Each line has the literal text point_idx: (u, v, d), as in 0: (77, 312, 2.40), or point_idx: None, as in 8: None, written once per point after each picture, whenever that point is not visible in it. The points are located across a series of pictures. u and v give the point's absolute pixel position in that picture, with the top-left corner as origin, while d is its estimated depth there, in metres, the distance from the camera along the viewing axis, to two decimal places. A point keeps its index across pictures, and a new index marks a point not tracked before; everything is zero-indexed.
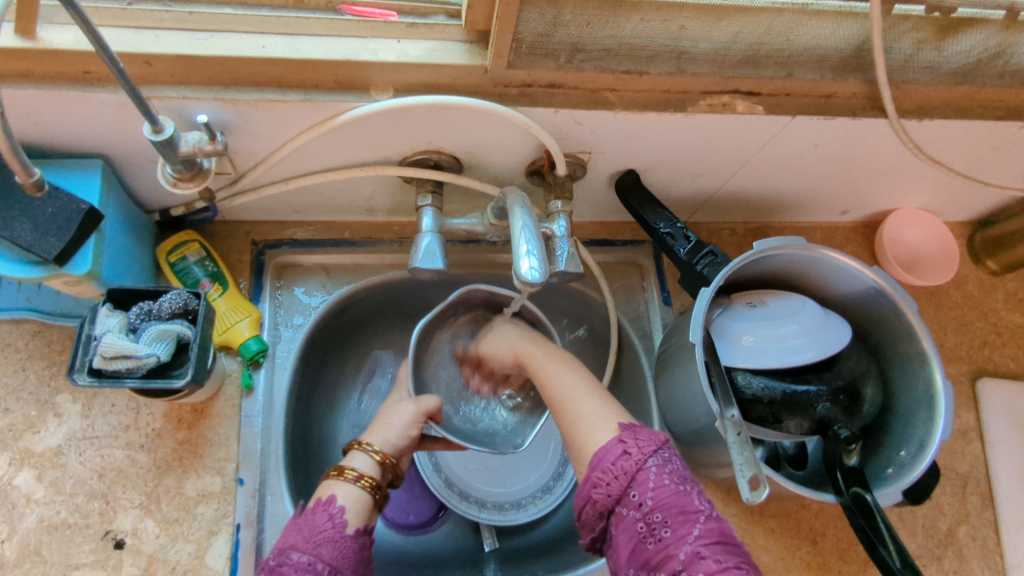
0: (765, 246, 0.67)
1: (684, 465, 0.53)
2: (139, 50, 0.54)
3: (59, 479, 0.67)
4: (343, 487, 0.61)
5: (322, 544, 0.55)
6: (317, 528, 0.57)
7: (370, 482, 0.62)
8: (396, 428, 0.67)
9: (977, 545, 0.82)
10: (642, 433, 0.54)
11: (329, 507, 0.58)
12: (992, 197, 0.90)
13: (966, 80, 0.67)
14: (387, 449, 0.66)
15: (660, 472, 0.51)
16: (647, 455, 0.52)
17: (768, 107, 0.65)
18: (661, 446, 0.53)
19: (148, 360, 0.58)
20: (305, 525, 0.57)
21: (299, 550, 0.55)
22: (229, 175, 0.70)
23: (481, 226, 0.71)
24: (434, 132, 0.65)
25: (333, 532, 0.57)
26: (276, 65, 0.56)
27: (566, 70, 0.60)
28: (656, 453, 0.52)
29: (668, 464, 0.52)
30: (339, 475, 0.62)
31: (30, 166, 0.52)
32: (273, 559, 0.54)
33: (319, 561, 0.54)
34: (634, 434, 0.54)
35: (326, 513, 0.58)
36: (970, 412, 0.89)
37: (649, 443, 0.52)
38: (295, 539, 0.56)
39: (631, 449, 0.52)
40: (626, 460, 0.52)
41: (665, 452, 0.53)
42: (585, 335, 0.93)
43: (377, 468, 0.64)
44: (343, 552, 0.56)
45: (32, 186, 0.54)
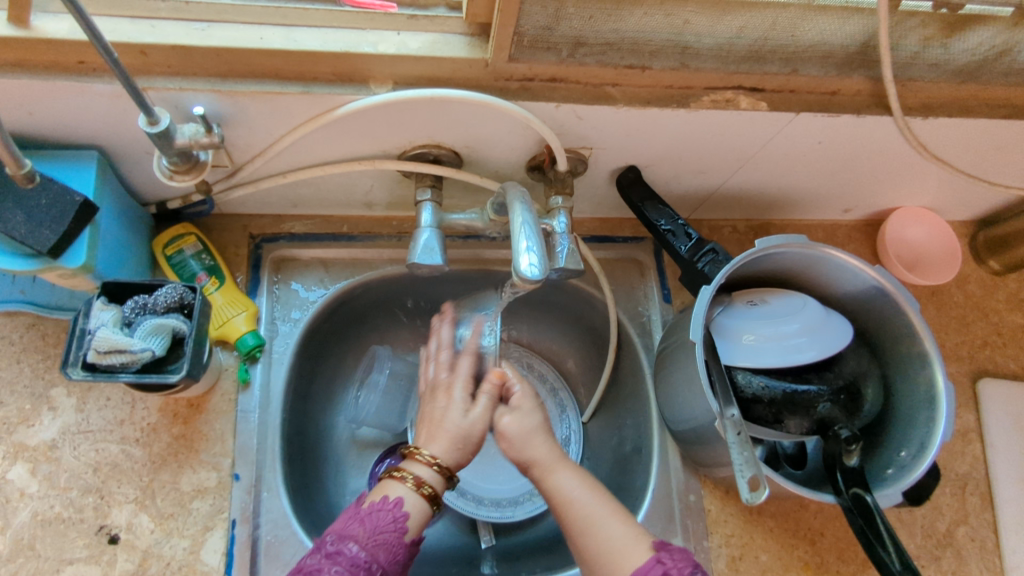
0: (767, 244, 0.66)
1: None
2: (135, 40, 0.53)
3: (54, 473, 0.67)
4: (410, 495, 0.57)
5: (380, 546, 0.53)
6: (380, 527, 0.54)
7: (432, 492, 0.58)
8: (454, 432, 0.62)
9: (975, 546, 0.82)
10: (677, 553, 0.52)
11: (397, 510, 0.55)
12: (996, 196, 0.90)
13: (971, 78, 0.66)
14: (450, 454, 0.61)
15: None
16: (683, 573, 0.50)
17: (772, 103, 0.64)
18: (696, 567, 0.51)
19: (143, 355, 0.57)
20: (370, 519, 0.55)
21: (358, 542, 0.53)
22: (226, 168, 0.69)
23: (481, 221, 0.71)
24: (433, 125, 0.64)
25: (394, 537, 0.54)
26: (275, 56, 0.55)
27: (568, 64, 0.59)
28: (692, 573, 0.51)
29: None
30: (399, 478, 0.58)
31: (20, 156, 0.53)
32: (331, 544, 0.52)
33: (373, 561, 0.52)
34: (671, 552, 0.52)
35: (391, 515, 0.55)
36: (970, 412, 0.88)
37: (686, 563, 0.51)
38: (357, 530, 0.54)
39: (666, 567, 0.51)
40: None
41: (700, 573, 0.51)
42: (584, 333, 0.93)
43: (439, 479, 0.59)
44: (395, 559, 0.54)
45: (22, 178, 0.55)
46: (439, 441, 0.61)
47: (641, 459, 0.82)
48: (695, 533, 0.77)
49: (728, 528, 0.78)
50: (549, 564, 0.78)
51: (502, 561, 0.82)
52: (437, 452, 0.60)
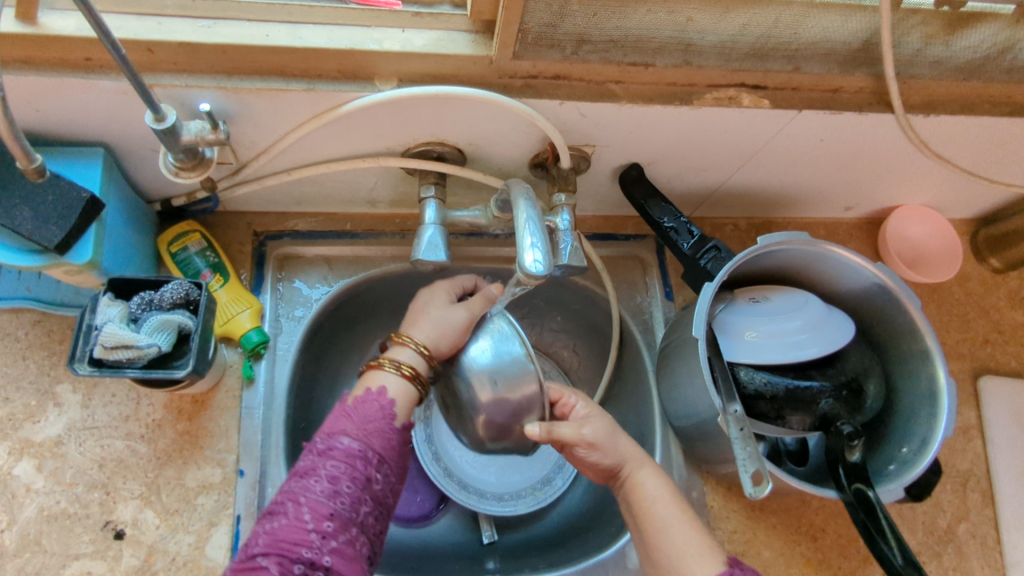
0: (770, 241, 0.67)
1: None
2: (141, 37, 0.53)
3: (59, 469, 0.67)
4: (394, 379, 0.60)
5: (372, 434, 0.56)
6: (369, 417, 0.57)
7: (413, 373, 0.61)
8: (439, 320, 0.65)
9: (976, 542, 0.82)
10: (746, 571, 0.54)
11: (380, 398, 0.58)
12: (997, 194, 0.90)
13: (973, 76, 0.66)
14: (434, 340, 0.64)
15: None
16: None
17: (775, 101, 0.65)
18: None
19: (150, 350, 0.57)
20: (356, 412, 0.57)
21: (349, 436, 0.55)
22: (231, 165, 0.69)
23: (484, 219, 0.71)
24: (437, 122, 0.64)
25: (383, 424, 0.57)
26: (280, 54, 0.56)
27: (572, 61, 0.59)
28: None
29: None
30: (380, 366, 0.61)
31: (30, 152, 0.52)
32: (323, 442, 0.55)
33: (368, 450, 0.55)
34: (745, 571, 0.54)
35: (376, 403, 0.58)
36: (971, 409, 0.89)
37: None
38: (345, 424, 0.56)
39: None
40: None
41: None
42: (586, 330, 0.93)
43: (422, 361, 0.63)
44: (388, 444, 0.57)
45: (32, 172, 0.54)
46: (423, 331, 0.64)
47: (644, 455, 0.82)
48: None
49: (730, 524, 0.78)
50: (552, 560, 0.79)
51: (505, 557, 0.82)
52: (423, 339, 0.64)
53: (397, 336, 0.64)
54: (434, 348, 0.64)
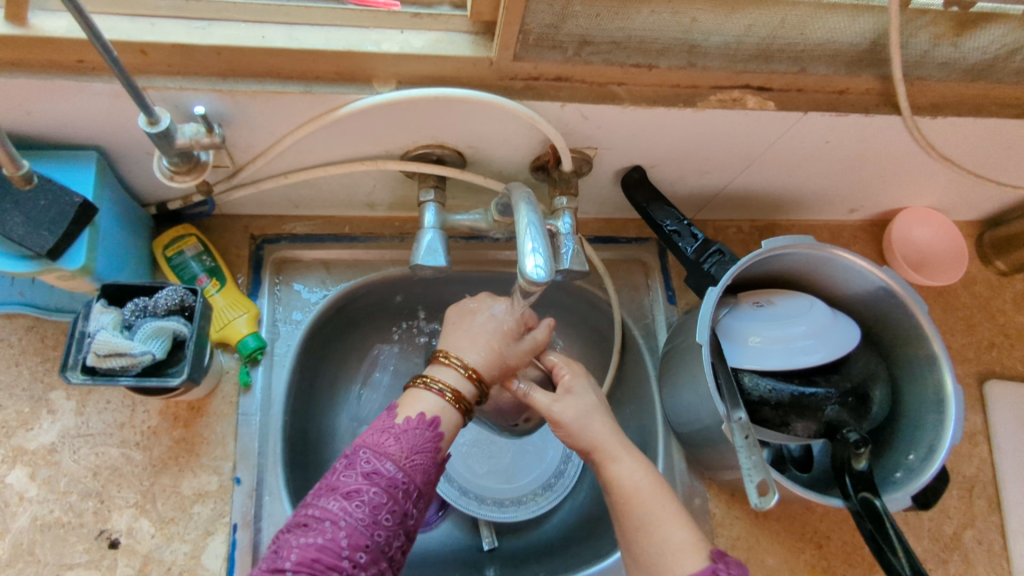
0: (775, 244, 0.66)
1: None
2: (135, 38, 0.52)
3: (53, 477, 0.66)
4: (440, 403, 0.56)
5: (416, 465, 0.52)
6: (417, 446, 0.53)
7: (462, 401, 0.57)
8: (481, 342, 0.62)
9: (983, 549, 0.81)
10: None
11: (431, 428, 0.54)
12: (1003, 196, 0.89)
13: (982, 77, 0.65)
14: (479, 365, 0.61)
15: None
16: None
17: (780, 103, 0.63)
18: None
19: (143, 358, 0.56)
20: (405, 437, 0.53)
21: (394, 460, 0.51)
22: (227, 168, 0.68)
23: (484, 222, 0.70)
24: (436, 125, 0.63)
25: (428, 457, 0.53)
26: (277, 55, 0.55)
27: (574, 62, 0.58)
28: None
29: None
30: (426, 386, 0.57)
31: (18, 158, 0.53)
32: (368, 461, 0.51)
33: (410, 481, 0.51)
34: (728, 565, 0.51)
35: (426, 434, 0.54)
36: (978, 414, 0.88)
37: None
38: (392, 447, 0.52)
39: None
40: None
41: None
42: (588, 334, 0.92)
43: (469, 387, 0.59)
44: (428, 477, 0.53)
45: (20, 178, 0.55)
46: (471, 355, 0.61)
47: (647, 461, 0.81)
48: None
49: (733, 531, 0.77)
50: (553, 568, 0.78)
51: (505, 565, 0.81)
52: (467, 361, 0.60)
53: (443, 356, 0.60)
54: (479, 374, 0.61)
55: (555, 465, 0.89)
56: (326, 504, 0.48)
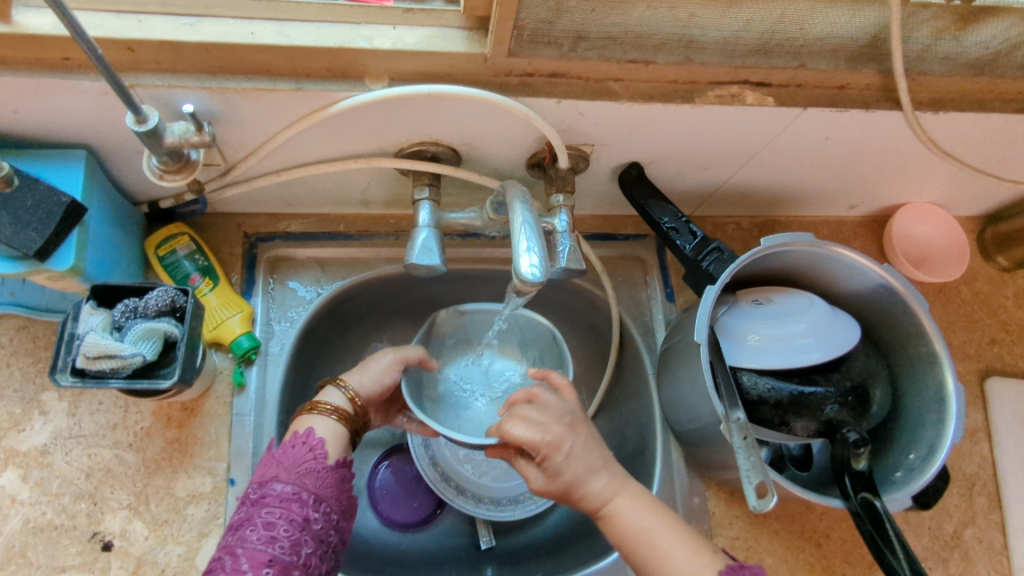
0: (773, 242, 0.65)
1: None
2: (121, 36, 0.51)
3: (45, 479, 0.66)
4: (322, 421, 0.61)
5: (306, 474, 0.56)
6: (300, 460, 0.57)
7: (346, 418, 0.62)
8: (373, 373, 0.67)
9: (983, 547, 0.81)
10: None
11: (308, 440, 0.58)
12: (1005, 191, 0.88)
13: (984, 71, 0.64)
14: (363, 388, 0.66)
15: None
16: None
17: (780, 98, 0.62)
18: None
19: (134, 360, 0.56)
20: (287, 457, 0.57)
21: (281, 481, 0.55)
22: (219, 167, 0.67)
23: (480, 220, 0.69)
24: (430, 122, 0.62)
25: (315, 463, 0.57)
26: (267, 52, 0.54)
27: (569, 58, 0.57)
28: None
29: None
30: (313, 409, 0.62)
31: None
32: (255, 491, 0.54)
33: (303, 491, 0.55)
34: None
35: (307, 445, 0.58)
36: (978, 411, 0.87)
37: None
38: (276, 470, 0.56)
39: None
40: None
41: None
42: (586, 332, 0.91)
43: (352, 403, 0.64)
44: (324, 481, 0.57)
45: (0, 181, 0.55)
46: (353, 379, 0.66)
47: (646, 461, 0.81)
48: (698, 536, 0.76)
49: (732, 531, 0.77)
50: (551, 568, 0.77)
51: (503, 564, 0.80)
52: (352, 384, 0.66)
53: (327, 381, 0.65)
54: (364, 394, 0.66)
55: None
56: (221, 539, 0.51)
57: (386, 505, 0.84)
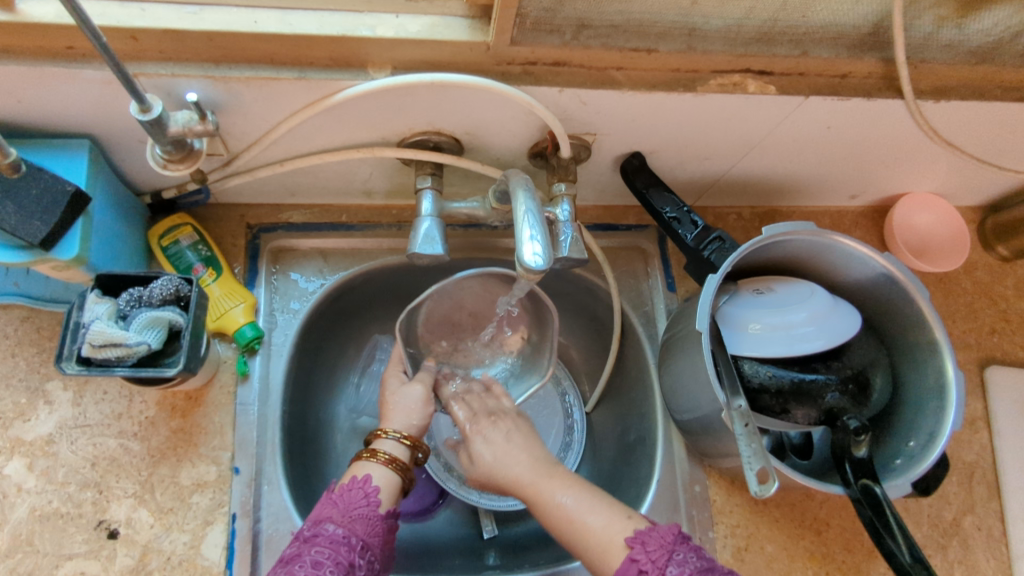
0: (775, 232, 0.65)
1: (703, 560, 0.52)
2: (124, 24, 0.51)
3: (51, 467, 0.66)
4: (379, 468, 0.61)
5: (357, 520, 0.57)
6: (353, 505, 0.58)
7: (403, 466, 0.63)
8: (413, 411, 0.69)
9: (982, 535, 0.81)
10: (653, 542, 0.53)
11: (365, 485, 0.59)
12: (1005, 181, 0.88)
13: (986, 60, 0.64)
14: (410, 432, 0.68)
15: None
16: (664, 565, 0.51)
17: (781, 86, 0.63)
18: (674, 550, 0.52)
19: (139, 348, 0.56)
20: (342, 500, 0.58)
21: (334, 523, 0.56)
22: (222, 156, 0.67)
23: (483, 210, 0.69)
24: (433, 111, 0.62)
25: (367, 509, 0.58)
26: (270, 41, 0.54)
27: (572, 47, 0.57)
28: (670, 561, 0.52)
29: (684, 565, 0.51)
30: (369, 458, 0.62)
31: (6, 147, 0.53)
32: (309, 530, 0.55)
33: (352, 535, 0.55)
34: (644, 544, 0.53)
35: (361, 490, 0.59)
36: (978, 400, 0.87)
37: (661, 552, 0.52)
38: (330, 512, 0.57)
39: (644, 562, 0.52)
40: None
41: (680, 553, 0.53)
42: (588, 322, 0.92)
43: (405, 450, 0.65)
44: (373, 529, 0.57)
45: (9, 167, 0.55)
46: (396, 423, 0.67)
47: (646, 449, 0.81)
48: (699, 524, 0.76)
49: (733, 519, 0.77)
50: (552, 556, 0.78)
51: (505, 552, 0.81)
52: (399, 429, 0.67)
53: (377, 431, 0.66)
54: (412, 436, 0.67)
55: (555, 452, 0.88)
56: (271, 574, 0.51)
57: None
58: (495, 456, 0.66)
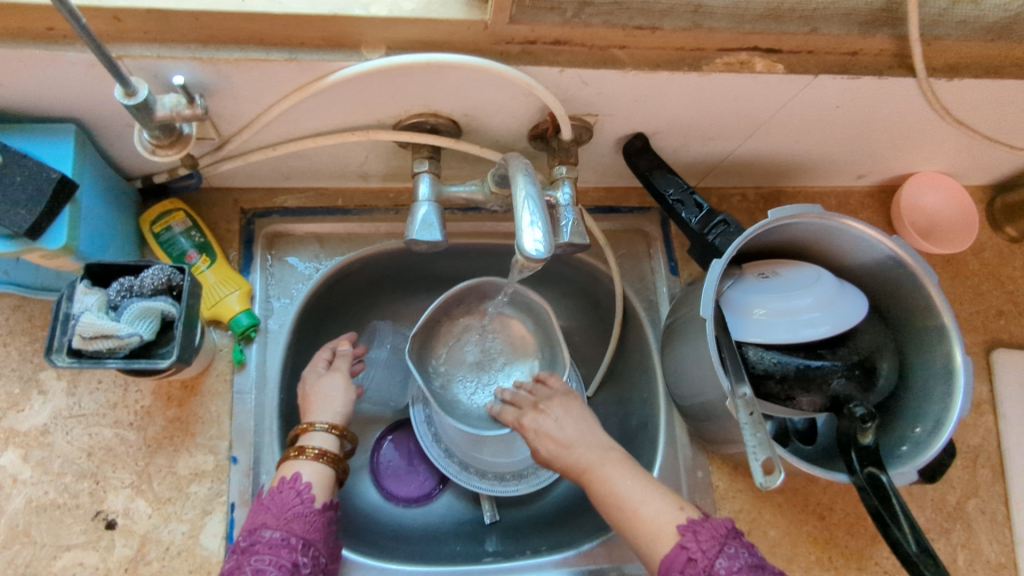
0: (781, 215, 0.63)
1: (753, 555, 0.53)
2: (106, 4, 0.49)
3: (47, 458, 0.65)
4: (308, 466, 0.62)
5: (293, 519, 0.58)
6: (287, 506, 0.59)
7: (333, 457, 0.64)
8: (336, 398, 0.69)
9: (985, 518, 0.81)
10: (704, 533, 0.53)
11: (295, 484, 0.60)
12: (1016, 160, 0.86)
13: (1002, 36, 0.62)
14: (336, 420, 0.68)
15: (730, 572, 0.51)
16: (714, 557, 0.52)
17: (789, 65, 0.60)
18: (725, 543, 0.53)
19: (131, 340, 0.54)
20: (274, 503, 0.59)
21: (270, 528, 0.57)
22: (213, 140, 0.65)
23: (481, 194, 0.67)
24: (430, 93, 0.61)
25: (303, 508, 0.59)
26: (258, 21, 0.51)
27: (573, 25, 0.55)
28: (721, 552, 0.52)
29: (735, 559, 0.52)
30: (298, 457, 0.63)
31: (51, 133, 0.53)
32: (245, 540, 0.56)
33: (291, 536, 0.57)
34: (696, 535, 0.53)
35: (293, 489, 0.60)
36: (984, 383, 0.87)
37: (712, 543, 0.52)
38: (265, 518, 0.58)
39: (695, 554, 0.52)
40: (694, 568, 0.52)
41: (731, 546, 0.53)
42: (589, 305, 0.90)
43: (330, 437, 0.66)
44: (311, 525, 0.59)
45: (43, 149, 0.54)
46: (321, 411, 0.68)
47: (649, 434, 0.81)
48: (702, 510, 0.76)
49: (736, 504, 0.77)
50: (554, 543, 0.78)
51: (506, 538, 0.81)
52: (325, 420, 0.67)
53: (303, 426, 0.66)
54: (336, 422, 0.67)
55: None
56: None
57: (393, 483, 0.84)
58: (561, 439, 0.65)
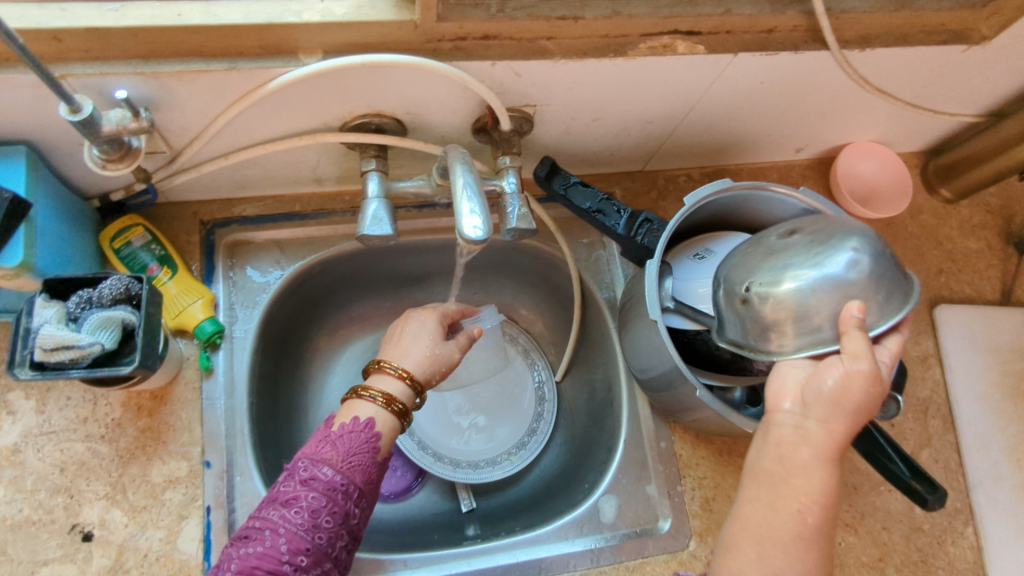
0: (697, 199, 0.67)
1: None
2: (45, 25, 0.51)
3: (19, 476, 0.66)
4: (377, 411, 0.61)
5: (354, 465, 0.57)
6: (353, 449, 0.57)
7: (398, 408, 0.62)
8: (422, 354, 0.68)
9: (939, 466, 0.85)
10: None
11: (366, 431, 0.58)
12: (942, 125, 0.91)
13: (905, 6, 0.66)
14: (416, 373, 0.66)
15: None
16: None
17: (709, 46, 0.64)
18: None
19: (93, 349, 0.56)
20: (342, 443, 0.57)
21: (331, 466, 0.56)
22: (165, 153, 0.67)
23: (429, 187, 0.70)
24: (371, 94, 0.63)
25: (366, 457, 0.57)
26: (196, 33, 0.54)
27: (499, 19, 0.58)
28: None
29: None
30: (363, 396, 0.62)
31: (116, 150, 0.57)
32: (306, 470, 0.55)
33: (349, 482, 0.56)
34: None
35: (362, 436, 0.58)
36: (929, 338, 0.91)
37: None
38: (329, 453, 0.56)
39: None
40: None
41: None
42: (549, 292, 0.94)
43: (406, 391, 0.64)
44: (369, 476, 0.58)
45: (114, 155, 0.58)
46: (406, 363, 0.66)
47: (612, 410, 0.84)
48: (669, 479, 0.79)
49: (700, 471, 0.80)
50: (529, 522, 0.80)
51: (485, 523, 0.83)
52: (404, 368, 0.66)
53: (383, 364, 0.65)
54: (416, 378, 0.66)
55: (528, 423, 0.92)
56: (265, 514, 0.52)
57: None
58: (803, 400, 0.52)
